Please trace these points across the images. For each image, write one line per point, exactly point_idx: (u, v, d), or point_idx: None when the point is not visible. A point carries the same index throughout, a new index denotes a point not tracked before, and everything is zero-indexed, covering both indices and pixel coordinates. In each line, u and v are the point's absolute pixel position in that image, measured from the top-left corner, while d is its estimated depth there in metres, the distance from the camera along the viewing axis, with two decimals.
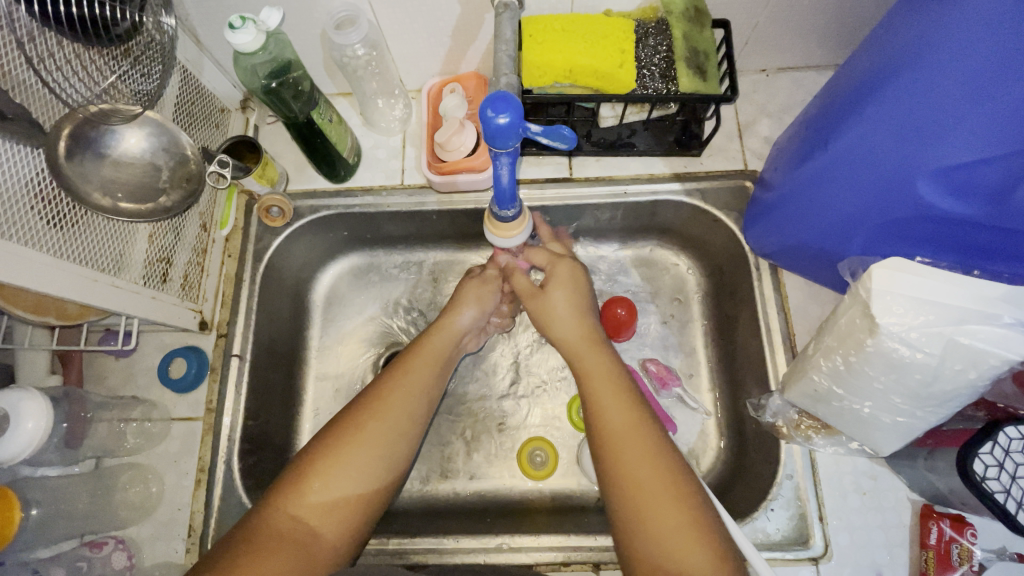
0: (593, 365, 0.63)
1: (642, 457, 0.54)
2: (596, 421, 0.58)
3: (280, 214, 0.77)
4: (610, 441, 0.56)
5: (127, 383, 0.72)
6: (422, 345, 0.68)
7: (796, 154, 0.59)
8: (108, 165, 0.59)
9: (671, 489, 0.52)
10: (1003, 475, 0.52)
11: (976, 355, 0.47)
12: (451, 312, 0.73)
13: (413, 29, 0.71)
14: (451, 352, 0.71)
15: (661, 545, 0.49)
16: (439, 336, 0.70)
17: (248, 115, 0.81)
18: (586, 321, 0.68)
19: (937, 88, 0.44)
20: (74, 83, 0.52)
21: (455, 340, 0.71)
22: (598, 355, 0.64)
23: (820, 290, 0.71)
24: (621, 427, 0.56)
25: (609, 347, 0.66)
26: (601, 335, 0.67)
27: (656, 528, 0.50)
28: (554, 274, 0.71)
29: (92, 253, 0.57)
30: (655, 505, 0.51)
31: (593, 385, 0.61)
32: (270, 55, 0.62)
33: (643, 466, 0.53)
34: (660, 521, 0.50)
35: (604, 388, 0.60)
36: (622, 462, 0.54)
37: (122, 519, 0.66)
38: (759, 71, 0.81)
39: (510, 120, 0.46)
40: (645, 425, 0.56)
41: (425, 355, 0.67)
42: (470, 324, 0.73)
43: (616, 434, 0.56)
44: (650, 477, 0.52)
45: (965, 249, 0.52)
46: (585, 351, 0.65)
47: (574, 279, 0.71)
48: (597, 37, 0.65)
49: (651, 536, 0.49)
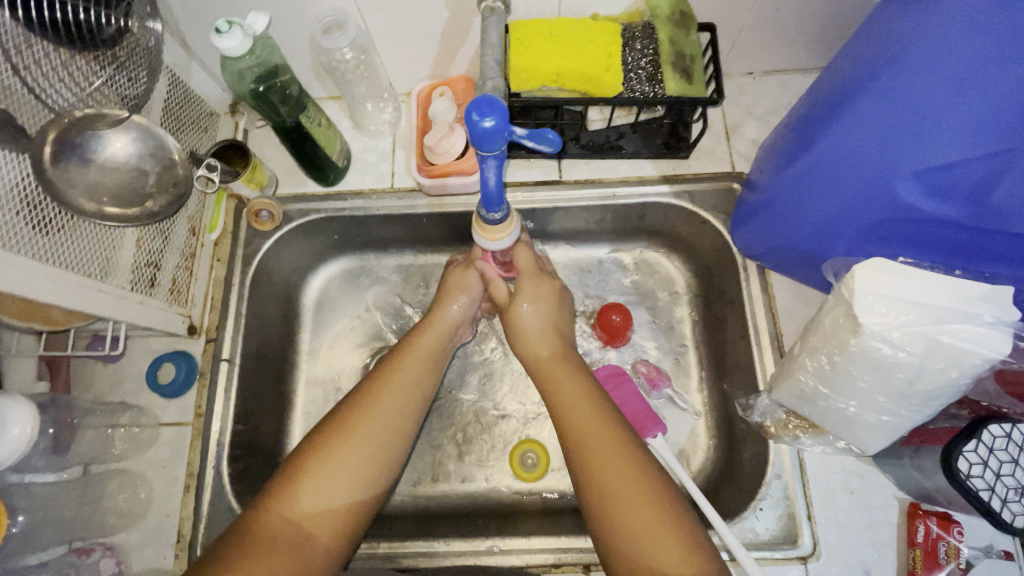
0: (559, 374, 0.64)
1: (616, 459, 0.54)
2: (565, 424, 0.59)
3: (269, 218, 0.77)
4: (580, 445, 0.57)
5: (115, 389, 0.72)
6: (416, 342, 0.68)
7: (781, 156, 0.59)
8: (94, 170, 0.58)
9: (646, 492, 0.52)
10: (987, 473, 0.53)
11: (957, 354, 0.48)
12: (440, 305, 0.73)
13: (401, 32, 0.71)
14: (444, 347, 0.71)
15: (638, 545, 0.49)
16: (429, 333, 0.70)
17: (237, 119, 0.81)
18: (553, 336, 0.70)
19: (916, 91, 0.44)
20: (59, 88, 0.52)
21: (446, 336, 0.71)
22: (560, 366, 0.66)
23: (808, 290, 0.72)
24: (593, 431, 0.57)
25: (575, 359, 0.67)
26: (568, 348, 0.69)
27: (634, 528, 0.50)
28: (520, 288, 0.72)
29: (77, 259, 0.57)
30: (631, 507, 0.51)
31: (561, 393, 0.62)
32: (257, 58, 0.62)
33: (618, 466, 0.54)
34: (635, 523, 0.50)
35: (572, 397, 0.61)
36: (592, 467, 0.54)
37: (111, 525, 0.66)
38: (746, 74, 0.81)
39: (495, 123, 0.46)
40: (615, 427, 0.57)
41: (416, 352, 0.67)
42: (460, 314, 0.73)
43: (586, 438, 0.57)
44: (623, 477, 0.53)
45: (949, 250, 0.53)
46: (550, 365, 0.66)
47: (539, 292, 0.72)
48: (585, 40, 0.66)
49: (628, 539, 0.50)
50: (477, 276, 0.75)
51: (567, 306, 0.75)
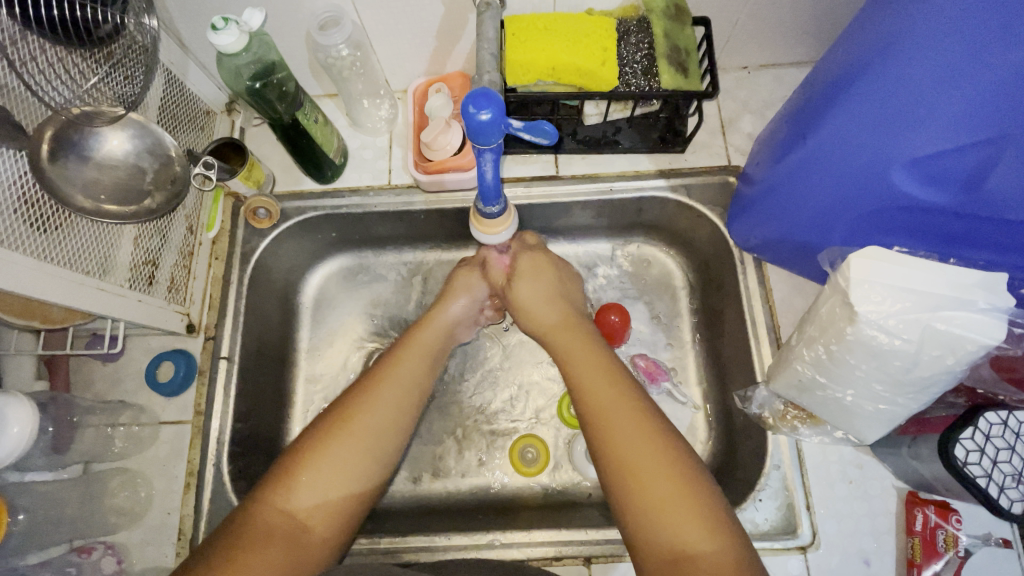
0: (570, 345, 0.66)
1: (631, 428, 0.55)
2: (581, 396, 0.60)
3: (267, 216, 0.77)
4: (595, 414, 0.58)
5: (115, 388, 0.72)
6: (413, 338, 0.69)
7: (777, 148, 0.60)
8: (92, 167, 0.59)
9: (665, 460, 0.52)
10: (985, 460, 0.53)
11: (952, 341, 0.49)
12: (441, 304, 0.73)
13: (398, 29, 0.71)
14: (444, 345, 0.71)
15: (662, 515, 0.49)
16: (428, 329, 0.70)
17: (234, 118, 0.81)
18: (561, 305, 0.72)
19: (909, 79, 0.45)
20: (57, 87, 0.53)
21: (445, 333, 0.71)
22: (572, 335, 0.67)
23: (805, 282, 0.72)
24: (607, 400, 0.58)
25: (585, 326, 0.69)
26: (578, 319, 0.70)
27: (654, 498, 0.50)
28: (519, 267, 0.74)
29: (77, 256, 0.57)
30: (649, 476, 0.51)
31: (575, 363, 0.63)
32: (255, 55, 0.63)
33: (634, 444, 0.54)
34: (654, 492, 0.50)
35: (585, 366, 0.63)
36: (609, 436, 0.55)
37: (112, 524, 0.66)
38: (741, 68, 0.82)
39: (491, 116, 0.47)
40: (627, 397, 0.58)
41: (413, 346, 0.67)
42: (461, 313, 0.74)
43: (602, 406, 0.58)
44: (638, 447, 0.53)
45: (942, 238, 0.53)
46: (560, 335, 0.68)
47: (537, 267, 0.74)
48: (580, 35, 0.66)
49: (647, 509, 0.50)
50: (480, 276, 0.76)
51: (568, 284, 0.76)
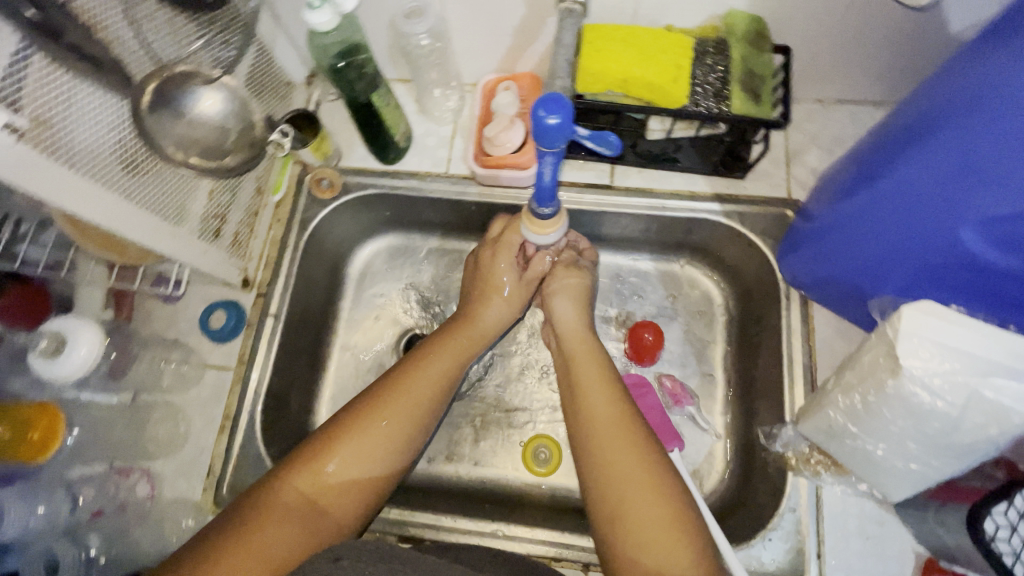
0: (581, 362, 0.66)
1: (625, 457, 0.55)
2: (583, 416, 0.61)
3: (330, 186, 0.82)
4: (594, 432, 0.58)
5: (170, 327, 0.77)
6: (450, 338, 0.70)
7: (842, 188, 0.58)
8: (184, 123, 0.62)
9: (654, 496, 0.52)
10: (1015, 538, 0.51)
11: (998, 410, 0.47)
12: (481, 305, 0.74)
13: (477, 24, 0.74)
14: (479, 346, 0.73)
15: (644, 549, 0.49)
16: (468, 333, 0.72)
17: (311, 90, 0.85)
18: (580, 320, 0.72)
19: (986, 140, 0.43)
20: (164, 42, 0.61)
21: (483, 336, 0.73)
22: (585, 353, 0.68)
23: (850, 327, 0.70)
24: (608, 425, 0.58)
25: (599, 346, 0.69)
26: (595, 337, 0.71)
27: (634, 531, 0.50)
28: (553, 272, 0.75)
29: (157, 201, 0.61)
30: (636, 508, 0.51)
31: (582, 383, 0.64)
32: (342, 36, 0.66)
33: (623, 473, 0.54)
34: (638, 525, 0.50)
35: (592, 386, 0.63)
36: (603, 460, 0.56)
37: (151, 451, 0.71)
38: (815, 100, 0.79)
39: (559, 121, 0.48)
40: (626, 424, 0.58)
41: (448, 346, 0.69)
42: (500, 315, 0.74)
43: (600, 429, 0.58)
44: (630, 477, 0.53)
45: (1006, 302, 0.51)
46: (574, 350, 0.69)
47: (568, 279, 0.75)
48: (655, 51, 0.66)
49: (630, 539, 0.50)
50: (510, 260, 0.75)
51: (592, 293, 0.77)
